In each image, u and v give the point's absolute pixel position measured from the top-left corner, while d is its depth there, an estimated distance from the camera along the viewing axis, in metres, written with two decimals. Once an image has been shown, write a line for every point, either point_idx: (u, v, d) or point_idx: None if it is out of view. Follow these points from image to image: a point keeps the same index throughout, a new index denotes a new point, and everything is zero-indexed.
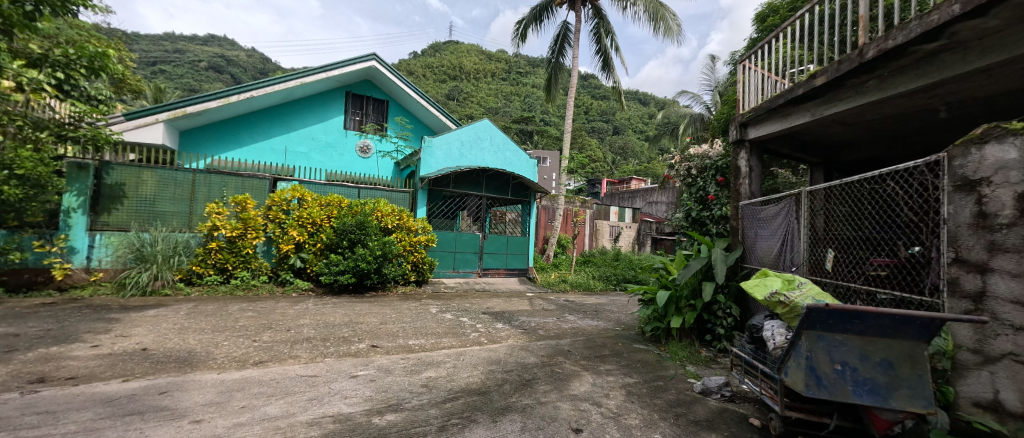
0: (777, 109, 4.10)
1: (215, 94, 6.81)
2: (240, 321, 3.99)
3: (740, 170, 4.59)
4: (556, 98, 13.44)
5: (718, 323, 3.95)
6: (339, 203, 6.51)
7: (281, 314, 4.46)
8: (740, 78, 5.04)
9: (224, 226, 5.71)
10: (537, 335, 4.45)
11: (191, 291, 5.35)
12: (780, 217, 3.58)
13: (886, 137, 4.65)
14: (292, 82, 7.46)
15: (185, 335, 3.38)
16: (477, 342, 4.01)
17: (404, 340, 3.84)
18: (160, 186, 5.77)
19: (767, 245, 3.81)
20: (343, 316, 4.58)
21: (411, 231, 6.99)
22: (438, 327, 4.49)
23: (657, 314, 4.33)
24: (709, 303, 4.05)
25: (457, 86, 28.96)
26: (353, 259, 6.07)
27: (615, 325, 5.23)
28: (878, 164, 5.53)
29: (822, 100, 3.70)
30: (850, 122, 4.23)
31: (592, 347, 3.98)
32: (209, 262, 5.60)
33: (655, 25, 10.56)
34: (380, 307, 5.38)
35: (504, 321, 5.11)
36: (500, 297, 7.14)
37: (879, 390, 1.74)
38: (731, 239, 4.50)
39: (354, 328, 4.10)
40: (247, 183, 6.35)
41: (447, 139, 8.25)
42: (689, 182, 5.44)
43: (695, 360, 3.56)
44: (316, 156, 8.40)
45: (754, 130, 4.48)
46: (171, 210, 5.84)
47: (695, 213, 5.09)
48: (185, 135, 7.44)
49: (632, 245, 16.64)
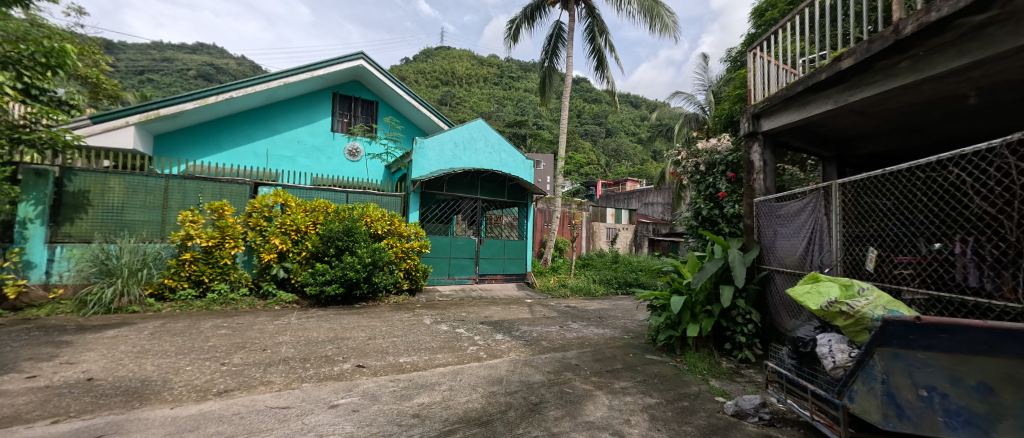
0: (795, 97, 3.81)
1: (192, 95, 6.39)
2: (211, 341, 3.58)
3: (753, 165, 4.28)
4: (549, 100, 13.18)
5: (738, 331, 3.63)
6: (325, 208, 6.15)
7: (258, 331, 4.05)
8: (749, 67, 4.74)
9: (200, 235, 5.30)
10: (540, 347, 4.09)
11: (163, 307, 4.91)
12: (806, 213, 3.27)
13: (905, 128, 4.39)
14: (275, 82, 7.06)
15: (144, 360, 2.97)
16: (476, 357, 3.63)
17: (394, 358, 3.46)
18: (129, 193, 5.35)
19: (790, 244, 3.49)
20: (327, 331, 4.18)
21: (403, 237, 6.62)
22: (433, 341, 4.10)
23: (670, 321, 3.95)
24: (727, 308, 3.74)
25: (449, 91, 28.75)
26: (340, 268, 5.67)
27: (623, 333, 4.88)
28: (893, 158, 5.27)
29: (846, 86, 3.40)
30: (870, 111, 3.96)
31: (601, 361, 3.62)
32: (183, 275, 5.18)
33: (650, 23, 10.34)
34: (370, 319, 4.98)
35: (503, 332, 4.74)
36: (498, 304, 6.76)
37: (976, 420, 1.40)
38: (746, 239, 4.18)
39: (339, 345, 3.71)
40: (226, 189, 5.96)
41: (439, 140, 7.91)
42: (697, 179, 5.05)
43: (717, 373, 3.22)
44: (302, 159, 7.99)
45: (768, 122, 4.18)
46: (141, 218, 5.41)
47: (705, 212, 4.75)
48: (160, 139, 7.01)
49: (630, 247, 16.39)
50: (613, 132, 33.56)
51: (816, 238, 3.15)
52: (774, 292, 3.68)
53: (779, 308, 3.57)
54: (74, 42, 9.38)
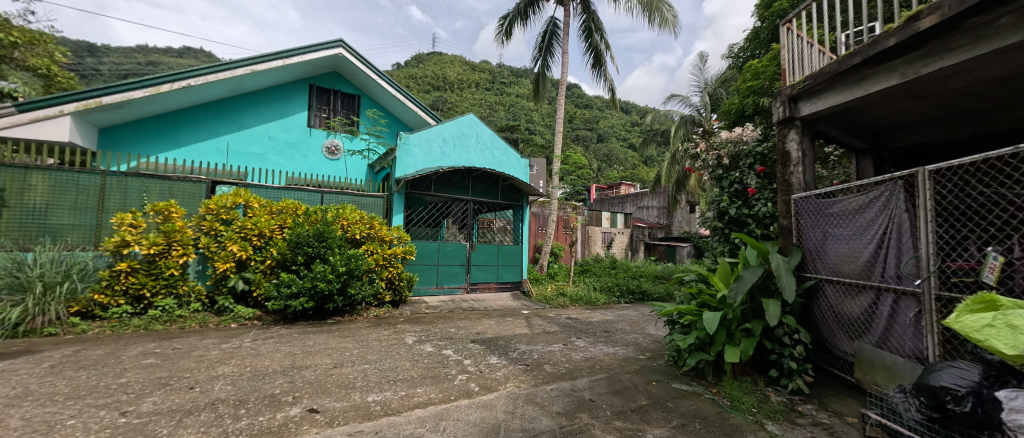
0: (847, 72, 3.19)
1: (142, 82, 5.61)
2: (125, 377, 2.80)
3: (790, 156, 3.64)
4: (542, 99, 12.57)
5: (786, 354, 2.96)
6: (295, 209, 5.42)
7: (195, 360, 3.27)
8: (782, 44, 4.02)
9: (140, 241, 4.51)
10: (544, 374, 3.38)
11: (89, 328, 4.10)
12: (878, 210, 2.66)
13: (959, 115, 3.83)
14: (241, 70, 6.30)
15: (12, 411, 2.22)
16: (465, 392, 2.89)
17: (362, 396, 2.70)
18: (56, 191, 4.58)
19: (849, 247, 2.86)
20: (283, 358, 3.41)
21: (385, 242, 5.87)
22: (413, 369, 3.36)
23: (701, 342, 3.26)
24: (770, 326, 3.07)
25: (441, 96, 28.05)
26: (309, 278, 4.87)
27: (639, 353, 4.19)
28: (932, 151, 4.73)
29: (917, 55, 2.79)
30: (925, 93, 3.38)
31: (621, 393, 2.93)
32: (120, 289, 4.39)
33: (650, 17, 9.78)
34: (341, 339, 4.23)
35: (499, 353, 4.01)
36: (492, 317, 6.03)
37: None
38: (782, 243, 3.48)
39: (294, 378, 2.97)
40: (176, 188, 5.19)
41: (427, 136, 7.21)
42: (719, 175, 4.40)
43: (770, 412, 2.56)
44: (272, 157, 7.18)
45: (809, 105, 3.55)
46: (71, 222, 4.63)
47: (732, 211, 4.04)
48: (106, 133, 6.17)
49: (625, 251, 15.88)
50: (605, 137, 32.67)
51: (891, 239, 2.55)
52: (826, 308, 3.04)
53: (834, 325, 2.96)
54: (24, 31, 8.41)
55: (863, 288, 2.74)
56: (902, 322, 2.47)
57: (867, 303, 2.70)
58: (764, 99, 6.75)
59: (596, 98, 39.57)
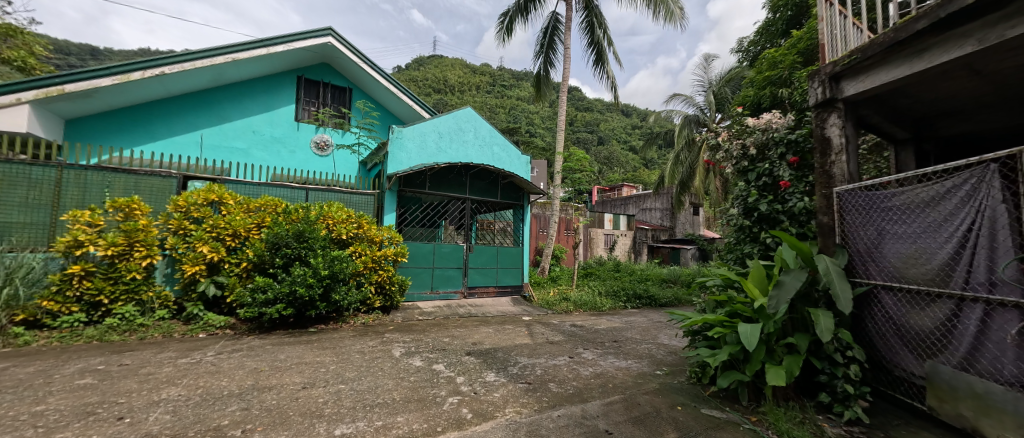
0: (906, 41, 2.72)
1: (110, 69, 5.14)
2: (44, 404, 2.33)
3: (831, 143, 3.13)
4: (544, 97, 12.13)
5: (839, 376, 2.47)
6: (274, 207, 4.96)
7: (140, 380, 2.78)
8: (819, 17, 3.44)
9: (96, 242, 4.03)
10: (549, 395, 2.88)
11: (34, 339, 3.63)
12: (960, 203, 2.22)
13: (1019, 98, 3.37)
14: (221, 58, 5.83)
15: None
16: (455, 421, 2.39)
17: (328, 429, 2.22)
18: (3, 187, 4.12)
19: (916, 248, 2.39)
20: (244, 377, 2.93)
21: (375, 243, 5.41)
22: (396, 389, 2.87)
23: (734, 359, 2.76)
24: (818, 341, 2.57)
25: (442, 98, 27.66)
26: (288, 282, 4.39)
27: (656, 368, 3.68)
28: (980, 141, 4.25)
29: (1003, 15, 2.31)
30: (990, 71, 2.91)
31: (642, 422, 2.44)
32: (72, 295, 3.92)
33: (655, 10, 9.30)
34: (319, 351, 3.74)
35: (496, 369, 3.51)
36: (490, 325, 5.52)
37: None
38: (821, 243, 2.95)
39: (249, 403, 2.49)
40: (142, 183, 4.72)
41: (420, 130, 6.75)
42: (745, 167, 3.89)
43: None
44: (256, 152, 6.71)
45: (855, 83, 3.07)
46: (20, 220, 4.16)
47: (763, 207, 3.53)
48: (72, 125, 5.71)
49: (628, 253, 15.41)
50: (606, 140, 32.18)
51: (979, 238, 2.12)
52: (883, 320, 2.53)
53: (896, 342, 2.47)
54: None
55: (938, 297, 2.28)
56: (998, 341, 2.04)
57: (944, 316, 2.24)
58: (783, 90, 6.25)
59: (596, 100, 39.15)
